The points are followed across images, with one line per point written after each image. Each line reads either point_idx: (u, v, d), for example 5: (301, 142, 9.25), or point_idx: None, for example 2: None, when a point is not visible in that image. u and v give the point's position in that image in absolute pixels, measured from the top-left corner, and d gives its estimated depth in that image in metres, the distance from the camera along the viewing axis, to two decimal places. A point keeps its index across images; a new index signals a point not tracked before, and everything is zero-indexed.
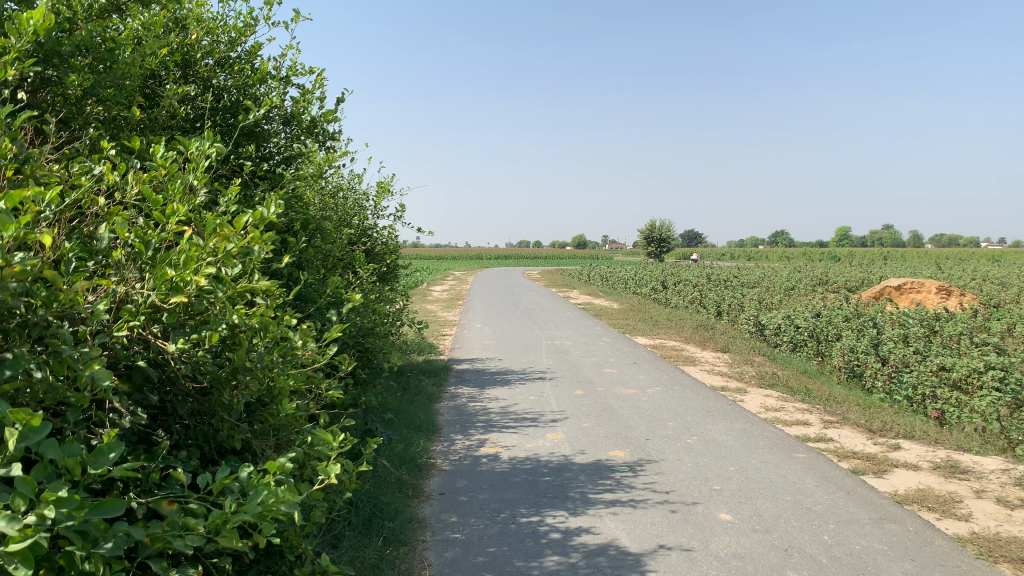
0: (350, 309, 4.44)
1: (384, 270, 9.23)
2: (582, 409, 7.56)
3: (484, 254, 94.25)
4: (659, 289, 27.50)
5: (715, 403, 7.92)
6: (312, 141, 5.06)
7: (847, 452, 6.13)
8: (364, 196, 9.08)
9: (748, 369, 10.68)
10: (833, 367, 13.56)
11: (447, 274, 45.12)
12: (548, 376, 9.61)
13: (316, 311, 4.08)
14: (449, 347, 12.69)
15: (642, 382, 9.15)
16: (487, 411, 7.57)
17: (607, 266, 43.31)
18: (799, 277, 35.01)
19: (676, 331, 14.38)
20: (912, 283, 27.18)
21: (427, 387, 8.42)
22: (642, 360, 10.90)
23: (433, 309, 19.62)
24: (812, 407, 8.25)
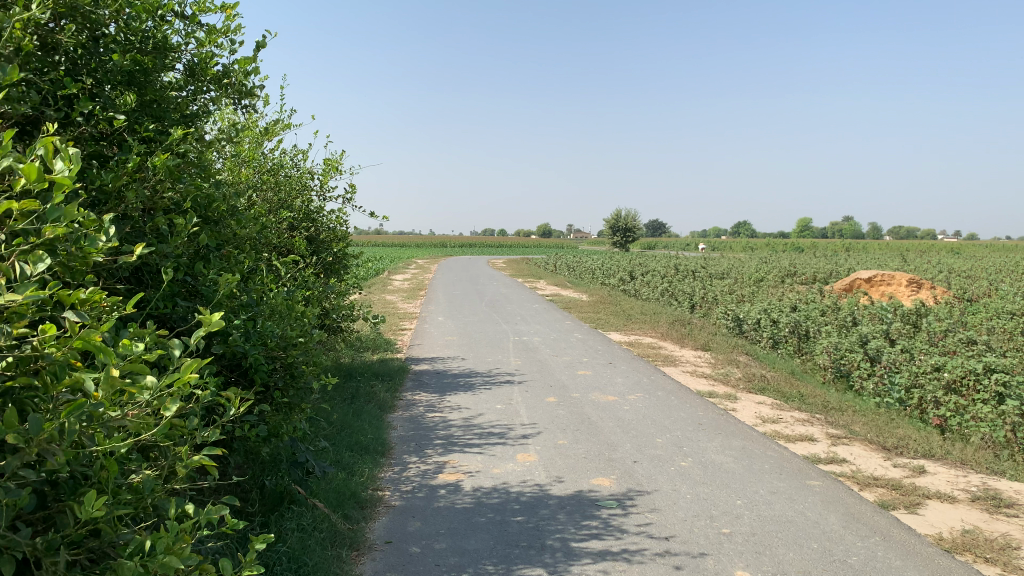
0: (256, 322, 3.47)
1: (331, 260, 8.16)
2: (556, 422, 6.61)
3: (447, 242, 92.88)
4: (627, 280, 26.70)
5: (705, 414, 7.03)
6: (222, 96, 4.01)
7: (867, 479, 5.27)
8: (308, 174, 8.04)
9: (733, 370, 9.83)
10: (817, 366, 12.81)
11: (409, 263, 43.84)
12: (516, 379, 8.64)
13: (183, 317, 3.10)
14: (408, 343, 11.63)
15: (620, 386, 8.23)
16: (447, 424, 6.57)
17: (574, 255, 42.54)
18: (768, 268, 34.51)
19: (651, 326, 13.53)
20: (881, 275, 26.80)
21: (379, 395, 7.38)
22: (617, 360, 10.00)
23: (393, 300, 18.59)
24: (811, 417, 7.42)
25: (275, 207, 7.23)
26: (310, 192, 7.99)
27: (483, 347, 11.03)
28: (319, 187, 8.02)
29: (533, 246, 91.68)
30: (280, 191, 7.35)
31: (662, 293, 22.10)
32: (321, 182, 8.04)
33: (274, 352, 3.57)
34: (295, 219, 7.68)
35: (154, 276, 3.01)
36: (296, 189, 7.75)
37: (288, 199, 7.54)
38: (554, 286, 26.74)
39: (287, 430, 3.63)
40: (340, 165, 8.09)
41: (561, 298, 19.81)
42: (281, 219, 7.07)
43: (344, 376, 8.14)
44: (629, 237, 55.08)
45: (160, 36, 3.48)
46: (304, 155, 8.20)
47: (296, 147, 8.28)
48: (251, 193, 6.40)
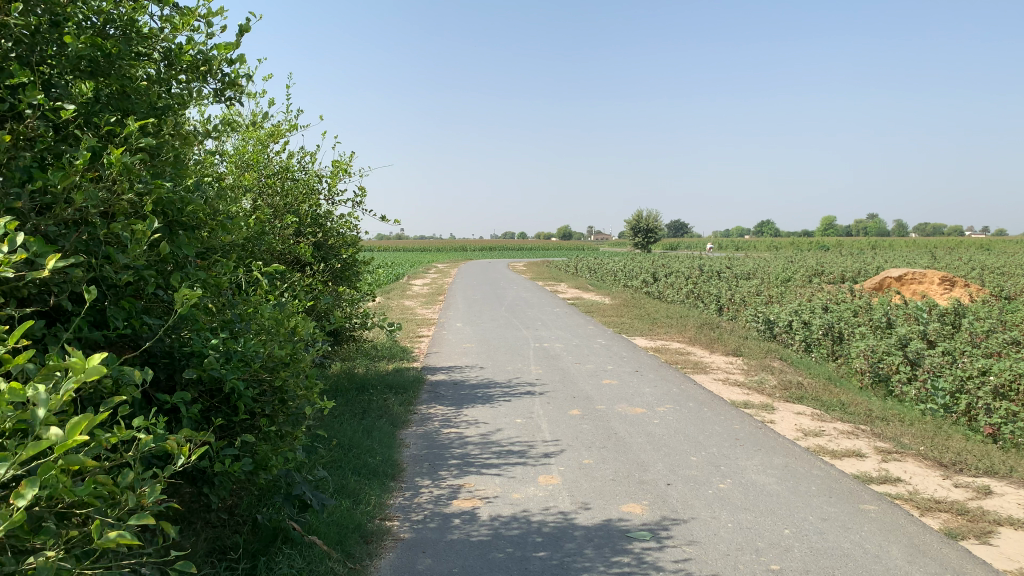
0: (235, 341, 3.08)
1: (341, 267, 7.76)
2: (581, 438, 6.14)
3: (467, 246, 92.54)
4: (650, 283, 26.12)
5: (741, 428, 6.53)
6: (204, 85, 3.58)
7: (928, 502, 4.74)
8: (315, 176, 7.66)
9: (768, 377, 9.29)
10: (853, 371, 12.22)
11: (429, 267, 43.50)
12: (537, 390, 8.17)
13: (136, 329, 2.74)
14: (425, 351, 11.21)
15: (648, 397, 7.73)
16: (463, 441, 6.12)
17: (595, 258, 41.98)
18: (794, 268, 33.73)
19: (677, 330, 13.01)
20: (913, 274, 26.04)
21: (391, 410, 6.95)
22: (644, 367, 9.50)
23: (411, 306, 18.17)
24: (856, 429, 6.88)
25: (273, 213, 6.84)
26: (318, 195, 7.61)
27: (502, 355, 10.57)
28: (328, 190, 7.63)
29: (554, 249, 91.14)
30: (282, 194, 7.06)
31: (687, 295, 21.51)
32: (329, 185, 7.64)
33: (261, 375, 3.14)
34: (301, 224, 7.29)
35: (103, 290, 2.64)
36: (302, 193, 7.36)
37: (293, 204, 7.18)
38: (576, 289, 26.21)
39: (277, 462, 3.20)
40: (350, 166, 7.70)
41: (582, 302, 19.32)
42: (283, 225, 6.68)
43: (356, 388, 7.72)
44: (650, 238, 54.36)
45: (126, 17, 3.07)
46: (311, 157, 7.82)
47: (303, 149, 7.90)
48: (244, 202, 6.05)
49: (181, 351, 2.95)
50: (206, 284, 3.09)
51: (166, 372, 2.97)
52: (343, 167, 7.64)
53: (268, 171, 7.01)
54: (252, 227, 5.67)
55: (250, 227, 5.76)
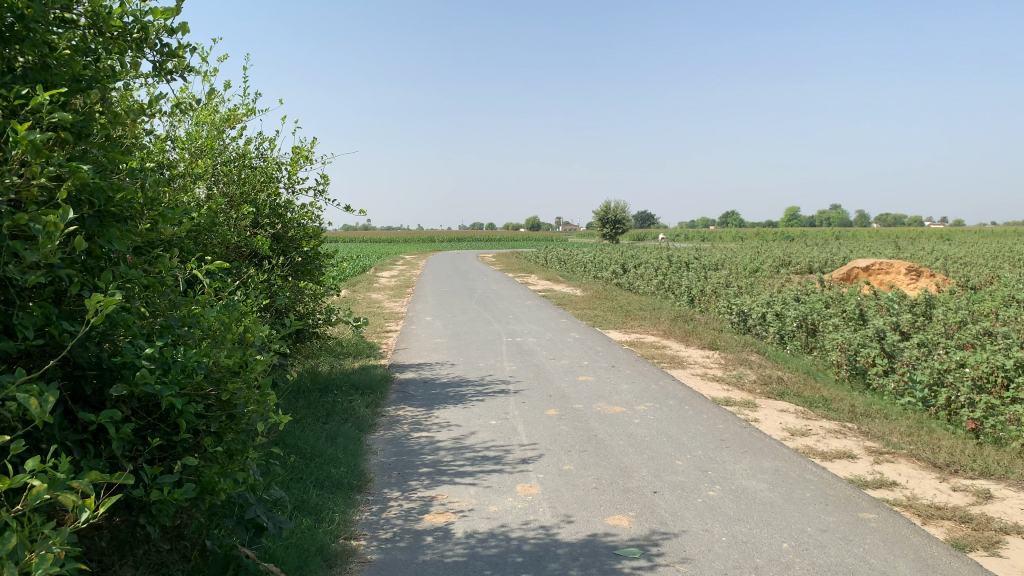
0: (172, 350, 2.68)
1: (303, 261, 7.32)
2: (559, 441, 5.81)
3: (435, 237, 91.82)
4: (620, 274, 25.92)
5: (725, 428, 6.25)
6: (140, 55, 3.15)
7: (929, 509, 4.48)
8: (276, 163, 7.22)
9: (747, 372, 9.05)
10: (829, 363, 12.06)
11: (397, 259, 42.88)
12: (512, 389, 7.82)
13: (59, 333, 2.34)
14: (393, 347, 10.80)
15: (627, 395, 7.42)
16: (435, 446, 5.75)
17: (564, 248, 41.77)
18: (763, 258, 33.81)
19: (651, 323, 12.75)
20: (880, 264, 26.19)
21: (358, 413, 6.56)
22: (620, 363, 9.19)
23: (379, 300, 17.71)
24: (842, 427, 6.64)
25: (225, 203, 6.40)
26: (277, 185, 7.17)
27: (473, 350, 10.20)
28: (287, 180, 7.20)
29: (523, 240, 90.89)
30: (238, 183, 6.74)
31: (658, 287, 21.32)
32: (289, 174, 7.20)
33: (206, 387, 2.75)
34: (258, 215, 6.85)
35: (12, 291, 2.24)
36: (259, 182, 6.92)
37: (250, 192, 6.81)
38: (546, 280, 25.89)
39: (225, 485, 2.80)
40: (311, 154, 7.26)
41: (554, 294, 19.02)
42: (236, 216, 6.25)
43: (320, 390, 7.30)
44: (618, 228, 54.28)
45: None
46: (271, 144, 7.37)
47: (262, 136, 7.45)
48: (190, 194, 5.68)
49: (111, 363, 2.56)
50: (140, 284, 2.69)
51: (94, 387, 2.58)
52: (305, 153, 7.21)
53: (220, 159, 6.57)
54: (193, 217, 5.27)
55: (192, 219, 5.36)
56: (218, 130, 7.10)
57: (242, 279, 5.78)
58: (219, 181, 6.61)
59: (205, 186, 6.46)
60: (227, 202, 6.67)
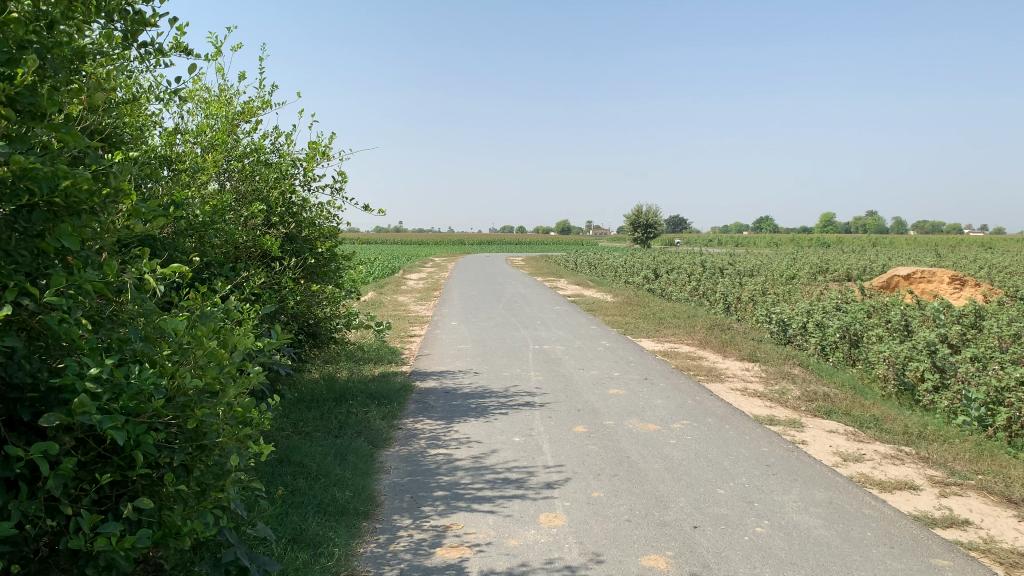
0: (127, 370, 2.27)
1: (318, 263, 6.92)
2: (588, 463, 5.31)
3: (465, 239, 91.67)
4: (652, 279, 25.32)
5: (771, 452, 5.70)
6: (105, 20, 2.73)
7: (1010, 556, 3.91)
8: (292, 157, 6.84)
9: (789, 387, 8.46)
10: (874, 377, 11.39)
11: (426, 260, 42.58)
12: (538, 401, 7.33)
13: None
14: (415, 353, 10.37)
15: (662, 411, 6.89)
16: (452, 465, 5.29)
17: (595, 252, 41.21)
18: (799, 264, 32.91)
19: (685, 332, 12.19)
20: (921, 272, 25.26)
21: (371, 426, 6.12)
22: (654, 375, 8.66)
23: (405, 302, 17.33)
24: (898, 451, 6.06)
25: (231, 198, 6.04)
26: (293, 182, 6.79)
27: (499, 358, 9.74)
28: (303, 176, 6.81)
29: (553, 243, 90.30)
30: (251, 179, 6.37)
31: (692, 293, 20.68)
32: (304, 170, 6.81)
33: (166, 414, 2.33)
34: (271, 214, 6.47)
35: None
36: (273, 178, 6.54)
37: (263, 190, 6.43)
38: (576, 285, 25.35)
39: (192, 528, 2.36)
40: (328, 149, 6.86)
41: (584, 299, 18.50)
42: (244, 213, 5.88)
43: (335, 399, 6.88)
44: (649, 232, 53.55)
45: None
46: (287, 139, 6.99)
47: (279, 131, 7.08)
48: (193, 194, 5.33)
49: (50, 385, 2.17)
50: (87, 291, 2.26)
51: (30, 414, 2.19)
52: (322, 148, 6.83)
53: (230, 153, 6.20)
54: (181, 216, 4.90)
55: (185, 216, 4.99)
56: (232, 123, 6.74)
57: (245, 281, 5.40)
58: (230, 177, 6.25)
59: (211, 180, 6.11)
60: (237, 199, 6.31)
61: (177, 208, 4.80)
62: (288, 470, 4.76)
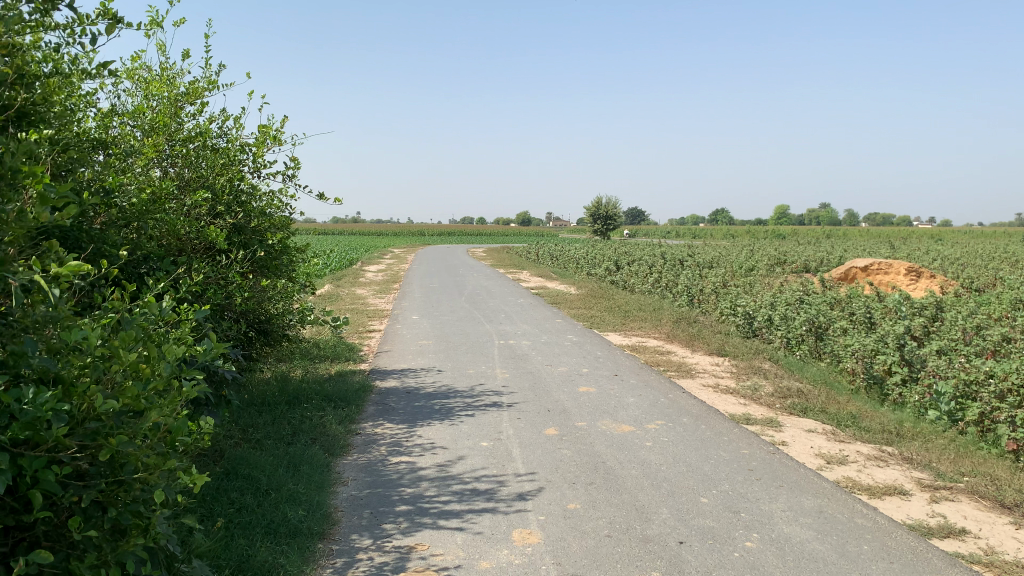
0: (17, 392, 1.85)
1: (269, 255, 6.45)
2: (562, 470, 4.97)
3: (424, 230, 90.84)
4: (613, 271, 25.13)
5: (752, 455, 5.42)
6: None
7: (1016, 570, 3.66)
8: (239, 142, 6.36)
9: (762, 383, 8.23)
10: (841, 371, 11.25)
11: (384, 251, 41.86)
12: (505, 401, 6.96)
13: None
14: (375, 349, 9.93)
15: (635, 410, 6.57)
16: (416, 475, 4.90)
17: (556, 243, 40.99)
18: (759, 256, 33.04)
19: (651, 326, 11.93)
20: (879, 263, 25.46)
21: (328, 432, 5.70)
22: (624, 371, 8.35)
23: (364, 296, 16.81)
24: (880, 452, 5.83)
25: (173, 185, 5.58)
26: (241, 168, 6.31)
27: (463, 355, 9.35)
28: (252, 163, 6.36)
29: (513, 235, 89.98)
30: (195, 166, 5.90)
31: (654, 286, 20.49)
32: (254, 156, 6.34)
33: (70, 445, 1.91)
34: (217, 202, 5.99)
35: None
36: (219, 163, 6.08)
37: (208, 176, 5.96)
38: (538, 277, 25.02)
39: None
40: (279, 134, 6.41)
41: (547, 292, 18.17)
42: (186, 201, 5.41)
43: (288, 403, 6.43)
44: (608, 223, 53.53)
45: None
46: (235, 123, 6.50)
47: (226, 114, 6.58)
48: (127, 181, 4.84)
49: None
50: None
51: None
52: (273, 131, 6.36)
53: (171, 137, 5.74)
54: (114, 203, 4.44)
55: (119, 203, 4.53)
56: (175, 105, 6.23)
57: (187, 276, 4.94)
58: (172, 162, 5.79)
59: (150, 166, 5.66)
60: (178, 186, 5.83)
61: (109, 196, 4.35)
62: (235, 484, 4.32)
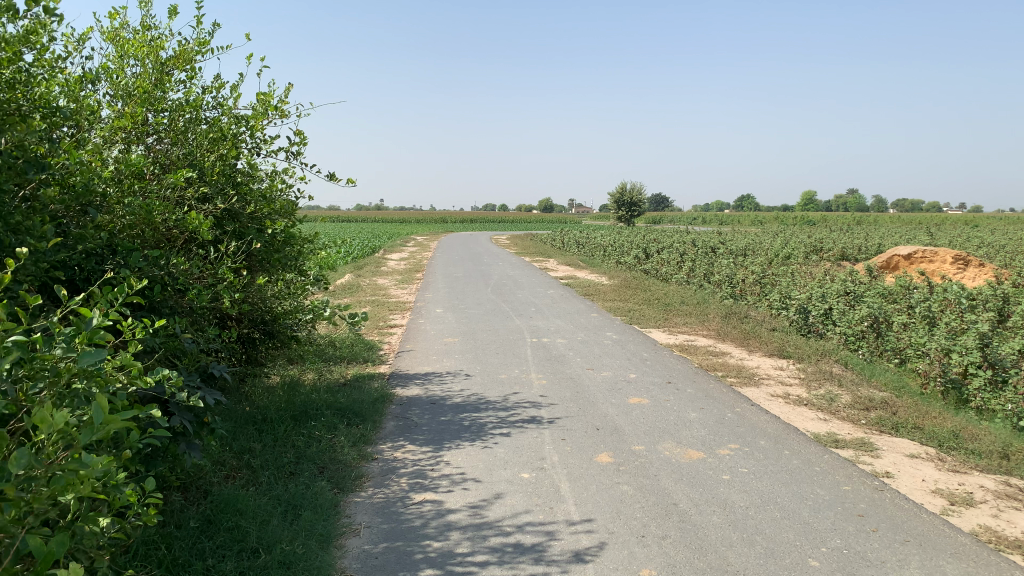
0: None
1: (272, 245, 5.50)
2: (625, 517, 3.99)
3: (447, 216, 89.99)
4: (643, 259, 23.99)
5: (858, 495, 4.40)
6: None
7: None
8: (235, 113, 5.39)
9: (836, 393, 7.17)
10: (911, 372, 10.14)
11: (405, 239, 41.02)
12: (545, 416, 5.97)
13: None
14: (395, 348, 8.99)
15: (700, 430, 5.56)
16: (445, 521, 3.94)
17: (581, 230, 39.78)
18: (794, 243, 31.75)
19: (698, 322, 10.85)
20: (923, 251, 24.15)
21: (339, 459, 4.76)
22: (677, 377, 7.31)
23: (385, 286, 15.91)
24: (1008, 485, 4.79)
25: (152, 164, 4.65)
26: (239, 145, 5.36)
27: (494, 356, 8.38)
28: (250, 138, 5.40)
29: (536, 221, 88.71)
30: (181, 141, 4.98)
31: (690, 277, 19.36)
32: (252, 131, 5.39)
33: None
34: (208, 184, 5.05)
35: None
36: (209, 138, 5.13)
37: (197, 154, 5.03)
38: (566, 265, 23.97)
39: None
40: (282, 103, 5.45)
41: (577, 282, 17.12)
42: (167, 182, 4.48)
43: (293, 419, 5.48)
44: (634, 210, 52.18)
45: None
46: (231, 91, 5.54)
47: (221, 81, 5.61)
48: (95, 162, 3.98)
49: None
50: None
51: None
52: (274, 99, 5.39)
53: (152, 107, 4.79)
54: (67, 183, 3.52)
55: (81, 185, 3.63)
56: (160, 70, 5.27)
57: (164, 274, 4.04)
58: (157, 137, 4.89)
59: (128, 142, 4.74)
60: (160, 167, 4.88)
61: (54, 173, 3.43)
62: (214, 544, 3.37)
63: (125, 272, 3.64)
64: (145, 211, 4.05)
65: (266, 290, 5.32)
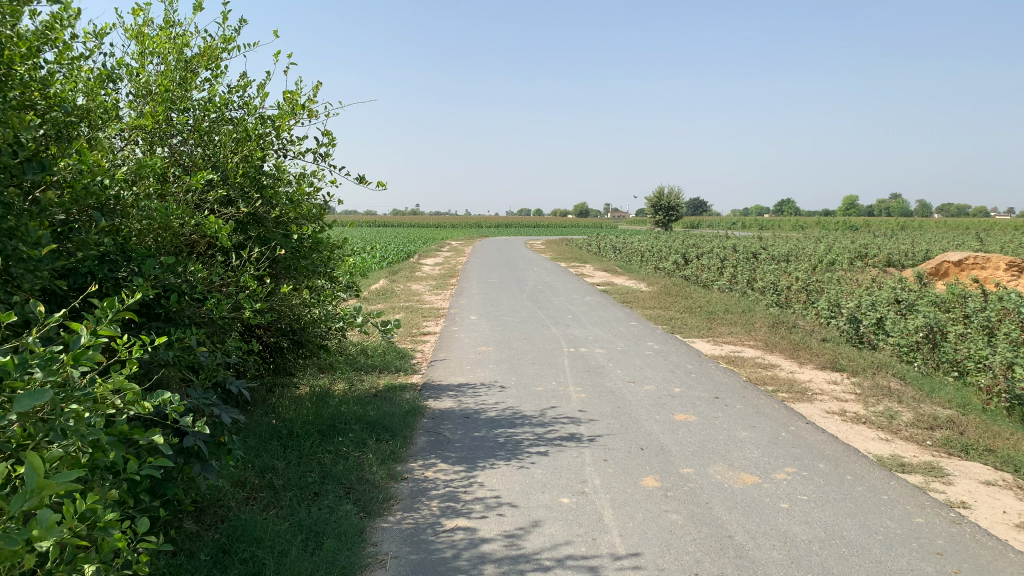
0: None
1: (300, 251, 5.25)
2: (675, 552, 3.62)
3: (483, 221, 89.95)
4: (682, 265, 23.44)
5: (934, 529, 3.98)
6: None
7: None
8: (260, 112, 5.15)
9: (897, 410, 6.70)
10: (972, 386, 9.57)
11: (440, 244, 40.90)
12: (586, 433, 5.62)
13: None
14: (429, 357, 8.71)
15: (753, 452, 5.16)
16: (478, 553, 3.62)
17: (618, 236, 39.27)
18: (838, 249, 30.91)
19: (743, 332, 10.40)
20: (975, 257, 23.25)
21: (367, 480, 4.46)
22: (725, 392, 6.91)
23: (419, 292, 15.68)
24: None
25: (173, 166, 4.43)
26: (265, 146, 5.13)
27: (530, 366, 8.05)
28: (277, 138, 5.17)
29: (572, 225, 88.13)
30: (204, 142, 4.76)
31: (731, 284, 18.80)
32: (279, 131, 5.15)
33: None
34: (232, 187, 4.82)
35: None
36: (235, 138, 4.90)
37: (221, 155, 4.80)
38: (603, 271, 23.54)
39: None
40: (310, 102, 5.20)
41: (616, 288, 16.71)
42: (187, 184, 4.24)
43: (320, 434, 5.21)
44: (671, 215, 51.40)
45: None
46: (258, 90, 5.32)
47: (247, 79, 5.38)
48: (110, 163, 3.75)
49: None
50: None
51: None
52: (300, 97, 5.14)
53: (175, 106, 4.58)
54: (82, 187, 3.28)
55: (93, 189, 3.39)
56: (184, 69, 5.06)
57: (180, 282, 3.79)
58: (181, 138, 4.67)
59: (150, 143, 4.53)
60: (182, 169, 4.66)
61: (55, 171, 3.17)
62: None
63: (137, 280, 3.39)
64: (161, 214, 3.79)
65: (292, 298, 5.06)
